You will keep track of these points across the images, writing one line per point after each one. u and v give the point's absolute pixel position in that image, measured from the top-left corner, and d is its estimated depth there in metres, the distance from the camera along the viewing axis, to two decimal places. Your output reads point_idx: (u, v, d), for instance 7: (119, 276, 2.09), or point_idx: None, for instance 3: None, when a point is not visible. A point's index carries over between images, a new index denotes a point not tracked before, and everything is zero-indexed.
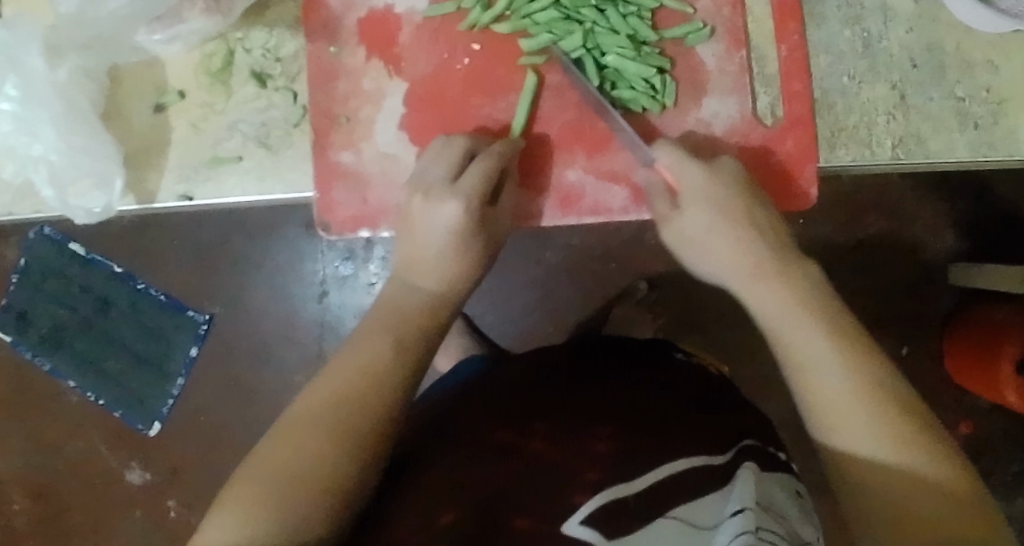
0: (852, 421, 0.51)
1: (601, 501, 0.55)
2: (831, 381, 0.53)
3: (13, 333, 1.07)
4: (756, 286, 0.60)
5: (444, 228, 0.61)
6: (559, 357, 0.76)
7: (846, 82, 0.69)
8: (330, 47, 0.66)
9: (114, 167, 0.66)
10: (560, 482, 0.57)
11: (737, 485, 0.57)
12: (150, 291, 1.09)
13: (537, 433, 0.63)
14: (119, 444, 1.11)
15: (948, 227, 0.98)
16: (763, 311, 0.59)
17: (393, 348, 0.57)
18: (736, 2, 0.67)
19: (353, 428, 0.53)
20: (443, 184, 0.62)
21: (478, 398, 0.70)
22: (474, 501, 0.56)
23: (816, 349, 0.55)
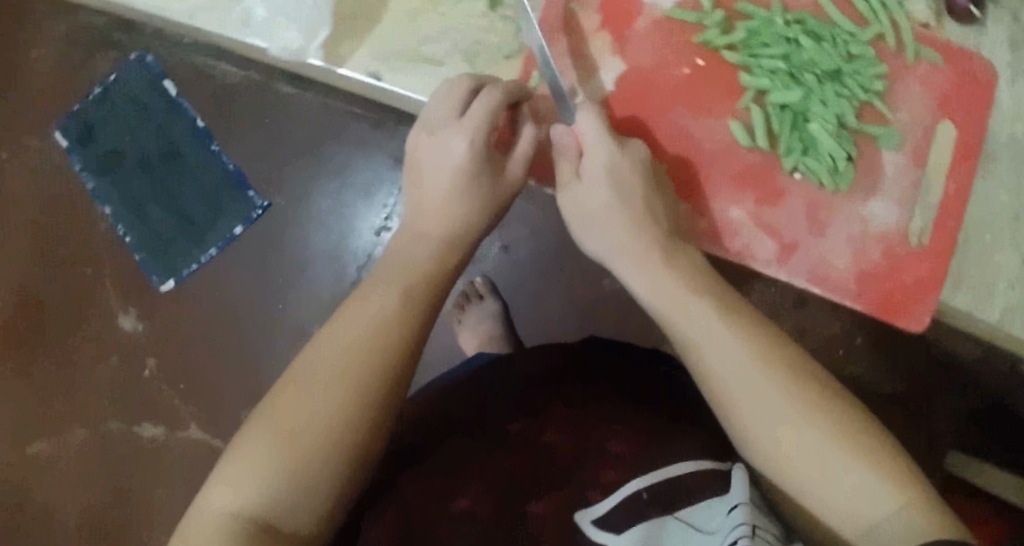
0: (834, 464, 0.55)
1: (622, 498, 0.64)
2: (814, 438, 0.56)
3: (73, 141, 1.08)
4: (712, 327, 0.60)
5: (449, 159, 0.63)
6: (563, 361, 0.84)
7: (989, 240, 0.73)
8: (570, 4, 0.69)
9: (324, 18, 0.67)
10: (566, 488, 0.68)
11: (733, 486, 0.60)
12: (220, 157, 1.08)
13: (552, 429, 0.73)
14: (124, 286, 1.08)
15: (964, 411, 1.03)
16: (710, 358, 0.59)
17: (400, 298, 0.60)
18: (928, 127, 0.72)
19: (354, 421, 0.54)
20: (450, 117, 0.63)
21: (494, 395, 0.80)
22: (490, 494, 0.67)
23: (782, 419, 0.56)
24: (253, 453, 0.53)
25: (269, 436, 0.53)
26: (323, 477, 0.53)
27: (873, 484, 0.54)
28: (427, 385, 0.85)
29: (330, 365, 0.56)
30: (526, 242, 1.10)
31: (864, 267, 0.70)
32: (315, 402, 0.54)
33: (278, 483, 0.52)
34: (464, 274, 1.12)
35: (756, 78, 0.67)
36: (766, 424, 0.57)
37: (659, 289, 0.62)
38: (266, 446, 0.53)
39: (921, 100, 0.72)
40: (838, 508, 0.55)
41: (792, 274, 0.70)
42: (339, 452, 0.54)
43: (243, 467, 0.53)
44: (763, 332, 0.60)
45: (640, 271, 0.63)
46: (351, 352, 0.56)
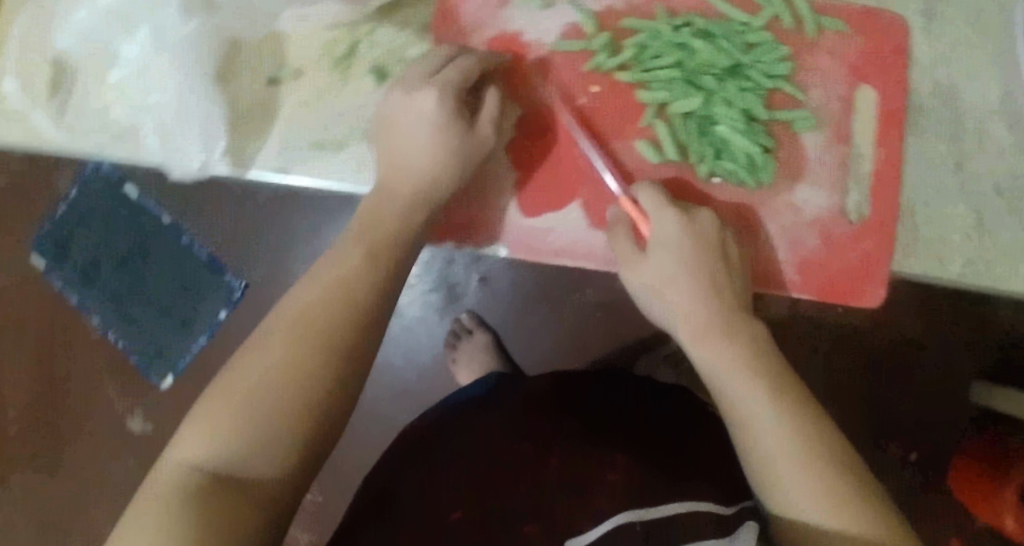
0: (799, 475, 0.55)
1: (610, 524, 0.67)
2: (796, 458, 0.56)
3: (50, 260, 1.10)
4: (716, 345, 0.60)
5: (428, 123, 0.63)
6: (560, 390, 0.90)
7: (932, 196, 0.72)
8: (455, 59, 0.68)
9: (219, 128, 0.68)
10: (559, 514, 0.72)
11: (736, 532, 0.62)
12: (192, 246, 1.10)
13: (550, 456, 0.79)
14: (127, 390, 1.12)
15: (978, 345, 1.01)
16: (711, 371, 0.60)
17: (365, 259, 0.60)
18: (845, 99, 0.70)
19: (309, 396, 0.54)
20: (420, 78, 0.63)
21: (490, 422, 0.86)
22: (479, 511, 0.75)
23: (766, 426, 0.57)
24: (210, 425, 0.53)
25: (220, 406, 0.53)
26: (285, 437, 0.53)
27: (843, 512, 0.54)
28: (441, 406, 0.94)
29: (275, 363, 0.54)
30: (505, 272, 1.09)
31: (805, 255, 0.69)
32: (265, 370, 0.54)
33: (238, 451, 0.52)
34: (448, 313, 1.11)
35: (653, 91, 0.67)
36: (761, 433, 0.57)
37: (686, 312, 0.61)
38: (227, 418, 0.52)
39: (833, 72, 0.70)
40: (816, 527, 0.55)
41: None
42: (284, 421, 0.53)
43: (196, 436, 0.53)
44: (757, 349, 0.60)
45: (661, 296, 0.62)
46: (305, 333, 0.55)
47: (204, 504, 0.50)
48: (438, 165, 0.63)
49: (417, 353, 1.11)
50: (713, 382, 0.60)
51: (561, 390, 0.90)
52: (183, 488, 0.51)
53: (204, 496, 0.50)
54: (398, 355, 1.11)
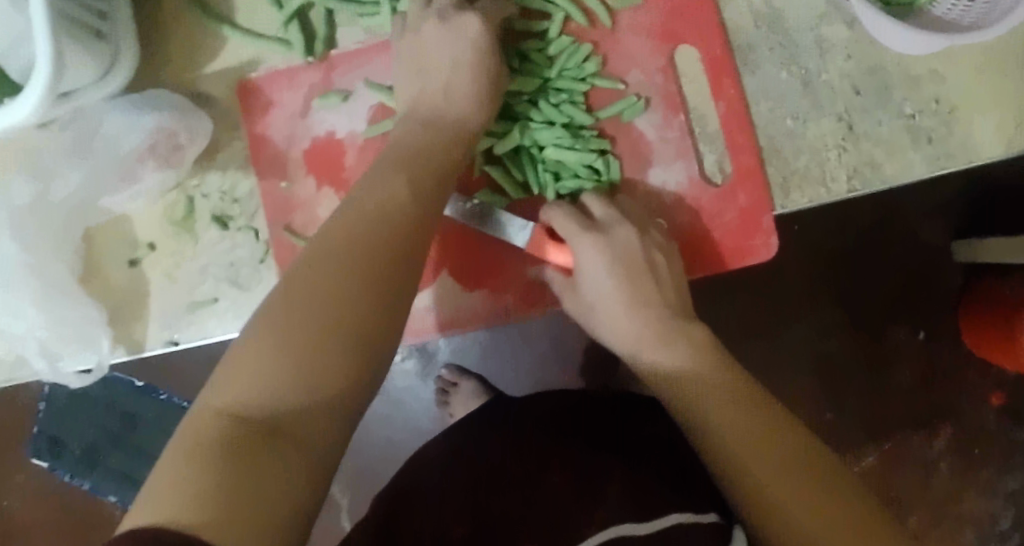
0: (770, 469, 0.54)
1: (601, 535, 0.65)
2: (760, 448, 0.55)
3: (49, 458, 1.15)
4: (668, 353, 0.61)
5: (465, 40, 0.61)
6: (570, 403, 0.84)
7: (791, 124, 0.69)
8: (281, 182, 0.68)
9: (99, 328, 0.70)
10: (568, 519, 0.67)
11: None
12: (172, 399, 1.13)
13: (552, 470, 0.73)
14: None
15: (943, 209, 0.91)
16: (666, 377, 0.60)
17: (409, 187, 0.56)
18: (667, 69, 0.68)
19: (363, 310, 0.48)
20: (452, 8, 0.62)
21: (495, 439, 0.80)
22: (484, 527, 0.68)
23: (731, 417, 0.56)
24: (190, 443, 0.42)
25: (231, 405, 0.44)
26: (337, 377, 0.46)
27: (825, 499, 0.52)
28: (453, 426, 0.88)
29: (348, 235, 0.51)
30: None
31: (684, 234, 0.68)
32: (269, 361, 0.46)
33: (282, 382, 0.45)
34: (429, 375, 1.11)
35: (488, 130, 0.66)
36: (727, 421, 0.56)
37: (620, 328, 0.62)
38: (270, 323, 0.47)
39: (644, 49, 0.68)
40: (794, 510, 0.52)
41: None
42: (279, 440, 0.43)
43: (197, 446, 0.42)
44: (714, 357, 0.60)
45: (613, 320, 0.63)
46: (365, 216, 0.53)
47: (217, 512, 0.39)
48: (470, 102, 0.61)
49: (415, 422, 1.13)
50: (674, 378, 0.60)
51: (570, 403, 0.84)
52: (189, 478, 0.40)
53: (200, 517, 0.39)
54: (398, 429, 1.13)
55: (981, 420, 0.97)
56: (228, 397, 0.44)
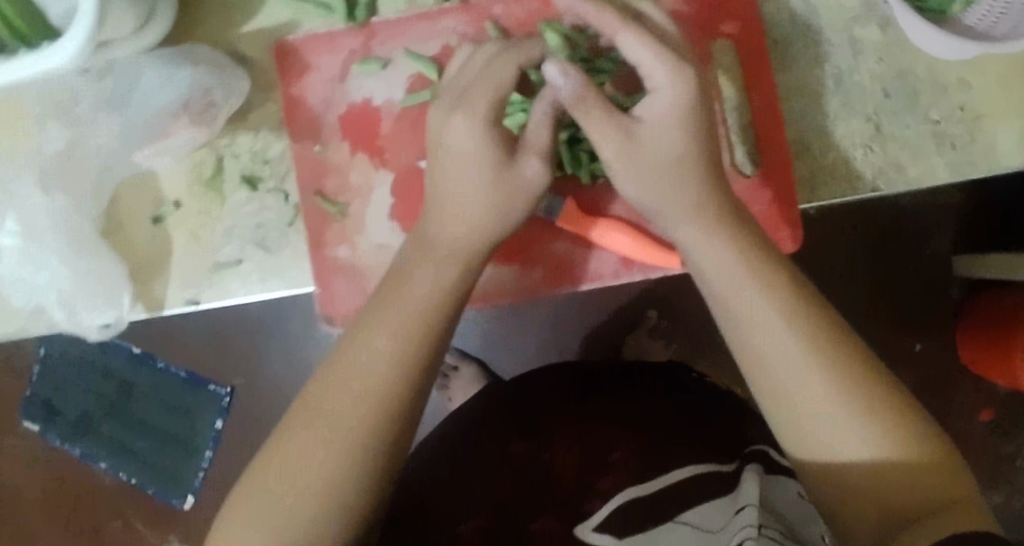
0: (858, 439, 0.54)
1: (612, 507, 0.75)
2: (826, 408, 0.55)
3: (40, 421, 1.12)
4: (734, 281, 0.59)
5: (471, 141, 0.60)
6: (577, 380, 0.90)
7: (821, 121, 0.70)
8: (315, 146, 0.68)
9: (121, 283, 0.69)
10: (572, 499, 0.77)
11: (742, 486, 0.74)
12: (170, 369, 1.11)
13: (552, 447, 0.81)
14: (157, 521, 1.15)
15: (948, 224, 1.03)
16: (739, 306, 0.59)
17: (444, 258, 0.61)
18: (703, 58, 0.69)
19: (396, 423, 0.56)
20: (456, 102, 0.61)
21: (508, 410, 0.86)
22: (501, 512, 0.77)
23: (800, 372, 0.56)
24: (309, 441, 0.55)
25: (338, 410, 0.55)
26: (376, 453, 0.55)
27: (881, 452, 0.54)
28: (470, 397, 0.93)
29: (376, 370, 0.57)
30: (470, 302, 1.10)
31: None
32: (373, 372, 0.57)
33: (329, 471, 0.54)
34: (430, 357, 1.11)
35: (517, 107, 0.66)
36: (789, 376, 0.56)
37: (712, 257, 0.60)
38: (315, 436, 0.55)
39: (682, 37, 0.69)
40: (843, 465, 0.55)
41: (643, 271, 0.68)
42: (377, 443, 0.55)
43: (313, 448, 0.54)
44: (777, 285, 0.59)
45: (679, 219, 0.61)
46: (387, 350, 0.57)
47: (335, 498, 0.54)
48: (492, 215, 0.61)
49: None
50: (732, 313, 0.59)
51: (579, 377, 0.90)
52: None
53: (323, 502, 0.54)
54: None
55: (969, 430, 1.10)
56: (285, 499, 0.54)
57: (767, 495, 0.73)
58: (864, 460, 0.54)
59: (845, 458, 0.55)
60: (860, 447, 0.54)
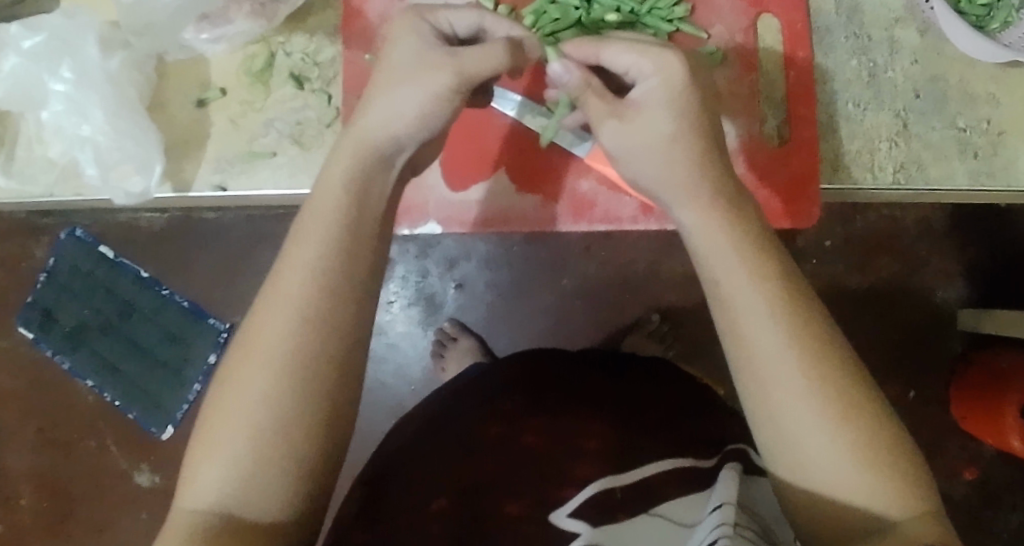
0: (831, 437, 0.47)
1: (590, 493, 0.63)
2: (804, 405, 0.47)
3: (36, 330, 1.05)
4: (728, 262, 0.50)
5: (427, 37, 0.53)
6: (546, 368, 0.81)
7: (851, 109, 0.73)
8: (365, 54, 0.71)
9: (154, 153, 0.70)
10: (545, 490, 0.65)
11: (717, 484, 0.62)
12: (174, 297, 1.05)
13: (528, 429, 0.71)
14: (130, 446, 1.06)
15: (959, 273, 1.03)
16: (717, 270, 0.50)
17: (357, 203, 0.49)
18: (748, 30, 0.73)
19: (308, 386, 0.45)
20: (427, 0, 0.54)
21: (467, 401, 0.77)
22: (468, 497, 0.66)
23: (768, 340, 0.48)
24: (243, 357, 0.46)
25: (255, 321, 0.46)
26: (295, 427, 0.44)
27: (863, 459, 0.47)
28: (433, 393, 0.84)
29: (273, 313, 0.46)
30: (480, 275, 1.04)
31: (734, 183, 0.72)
32: (298, 273, 0.47)
33: (233, 449, 0.44)
34: (430, 325, 1.05)
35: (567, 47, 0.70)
36: (775, 377, 0.48)
37: (709, 211, 0.52)
38: (226, 400, 0.45)
39: (731, 6, 0.73)
40: (821, 477, 0.47)
41: (659, 220, 0.72)
42: (313, 346, 0.46)
43: (251, 359, 0.45)
44: (759, 239, 0.51)
45: (675, 202, 0.53)
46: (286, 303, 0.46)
47: (264, 420, 0.44)
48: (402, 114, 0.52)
49: (407, 369, 1.05)
50: (725, 301, 0.50)
51: (545, 368, 0.81)
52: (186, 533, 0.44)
53: (267, 415, 0.44)
54: (388, 371, 1.05)
55: (952, 491, 1.03)
56: (195, 475, 0.45)
57: (748, 502, 0.60)
58: (843, 465, 0.47)
59: (828, 472, 0.47)
60: (835, 450, 0.47)
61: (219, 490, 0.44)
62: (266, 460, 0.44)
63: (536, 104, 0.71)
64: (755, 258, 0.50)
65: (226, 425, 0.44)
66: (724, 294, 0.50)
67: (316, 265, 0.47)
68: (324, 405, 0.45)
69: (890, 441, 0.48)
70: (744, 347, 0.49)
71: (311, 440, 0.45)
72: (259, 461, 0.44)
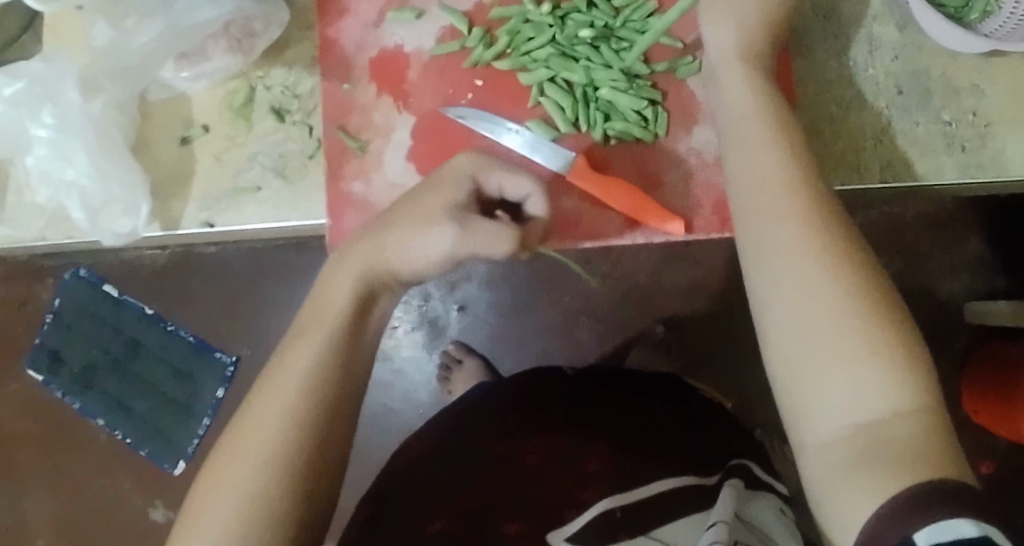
0: (843, 349, 0.49)
1: (591, 515, 0.63)
2: (820, 320, 0.50)
3: (45, 373, 1.04)
4: (769, 192, 0.56)
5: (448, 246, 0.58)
6: (575, 382, 0.81)
7: (834, 111, 0.73)
8: (344, 84, 0.72)
9: (141, 194, 0.71)
10: (549, 506, 0.64)
11: (717, 503, 0.62)
12: (179, 332, 1.04)
13: (530, 449, 0.70)
14: (143, 482, 1.06)
15: (960, 269, 1.01)
16: (760, 199, 0.56)
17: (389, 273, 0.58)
18: None
19: (310, 456, 0.52)
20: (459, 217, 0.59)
21: (481, 417, 0.76)
22: (470, 515, 0.65)
23: (796, 251, 0.52)
24: (276, 389, 0.53)
25: (272, 392, 0.53)
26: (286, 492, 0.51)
27: (876, 397, 0.47)
28: (442, 411, 0.82)
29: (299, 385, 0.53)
30: (482, 296, 1.04)
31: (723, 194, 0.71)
32: (316, 347, 0.55)
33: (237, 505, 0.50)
34: (435, 349, 1.04)
35: (534, 69, 0.70)
36: (795, 284, 0.52)
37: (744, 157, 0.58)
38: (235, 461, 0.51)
39: None
40: (832, 395, 0.49)
41: (646, 235, 0.71)
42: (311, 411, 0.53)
43: (264, 415, 0.52)
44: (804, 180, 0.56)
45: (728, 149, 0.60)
46: (312, 376, 0.54)
47: (268, 483, 0.50)
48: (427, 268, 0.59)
49: (413, 393, 1.05)
50: (759, 219, 0.55)
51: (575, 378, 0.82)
52: None
53: (265, 464, 0.51)
54: (396, 397, 1.05)
55: None
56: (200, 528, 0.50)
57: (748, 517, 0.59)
58: (855, 383, 0.48)
59: (836, 393, 0.48)
60: (842, 365, 0.49)
61: (248, 498, 0.50)
62: (290, 474, 0.51)
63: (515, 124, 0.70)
64: (782, 193, 0.55)
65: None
66: (759, 221, 0.55)
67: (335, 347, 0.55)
68: (312, 462, 0.52)
69: (912, 367, 0.48)
70: (770, 260, 0.53)
71: (295, 501, 0.51)
72: (250, 510, 0.50)
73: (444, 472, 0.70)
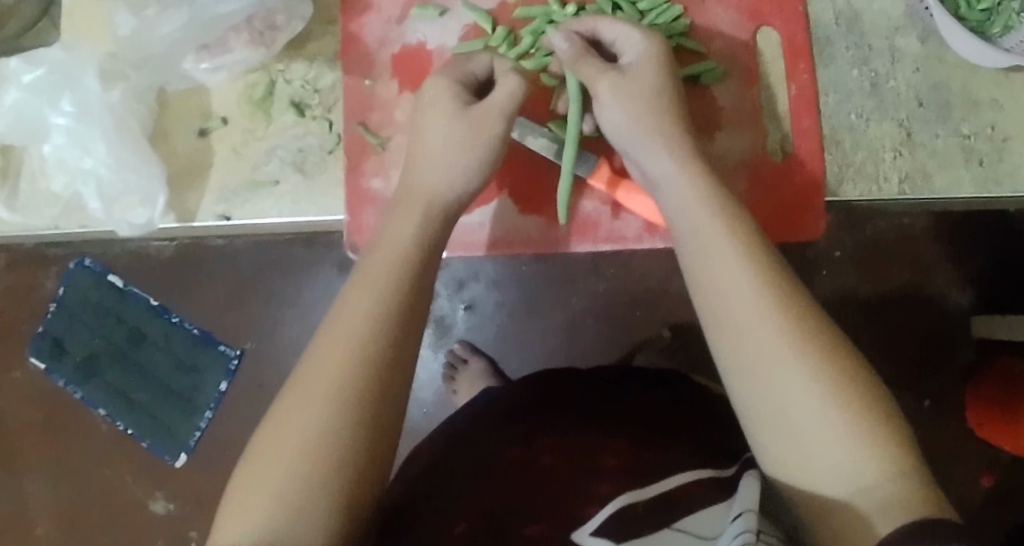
0: (809, 402, 0.49)
1: (612, 509, 0.63)
2: (783, 374, 0.50)
3: (48, 361, 1.03)
4: (717, 246, 0.55)
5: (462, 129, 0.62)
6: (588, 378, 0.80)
7: (854, 120, 0.73)
8: (366, 80, 0.72)
9: (158, 184, 0.71)
10: (568, 502, 0.65)
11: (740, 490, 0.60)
12: (183, 325, 1.03)
13: (545, 450, 0.70)
14: (144, 474, 1.05)
15: (967, 281, 1.01)
16: (707, 253, 0.55)
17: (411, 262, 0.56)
18: (748, 44, 0.73)
19: (359, 440, 0.49)
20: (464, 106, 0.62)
21: (492, 416, 0.76)
22: (488, 515, 0.65)
23: (751, 305, 0.52)
24: (313, 381, 0.50)
25: (309, 383, 0.50)
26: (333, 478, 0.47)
27: (846, 445, 0.48)
28: (456, 413, 0.82)
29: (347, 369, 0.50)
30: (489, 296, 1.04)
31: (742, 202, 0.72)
32: (362, 324, 0.52)
33: (282, 494, 0.46)
34: (441, 347, 1.04)
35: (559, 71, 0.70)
36: (754, 340, 0.51)
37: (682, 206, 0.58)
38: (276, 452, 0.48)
39: (730, 21, 0.73)
40: (808, 448, 0.48)
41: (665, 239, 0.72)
42: (363, 389, 0.50)
43: (309, 406, 0.49)
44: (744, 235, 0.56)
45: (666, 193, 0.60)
46: (360, 350, 0.51)
47: (312, 472, 0.47)
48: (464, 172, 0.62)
49: (418, 391, 1.05)
50: (706, 276, 0.55)
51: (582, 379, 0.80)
52: None
53: (309, 451, 0.47)
54: None
55: (969, 497, 1.02)
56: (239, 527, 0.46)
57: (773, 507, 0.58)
58: (829, 434, 0.48)
59: (810, 446, 0.48)
60: (810, 417, 0.49)
61: (293, 489, 0.47)
62: (331, 460, 0.47)
63: (537, 125, 0.70)
64: (728, 245, 0.55)
65: (290, 443, 0.48)
66: (705, 278, 0.55)
67: (386, 325, 0.52)
68: (368, 447, 0.49)
69: (875, 415, 0.48)
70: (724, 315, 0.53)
71: (346, 490, 0.47)
72: (298, 499, 0.46)
73: (462, 473, 0.70)
